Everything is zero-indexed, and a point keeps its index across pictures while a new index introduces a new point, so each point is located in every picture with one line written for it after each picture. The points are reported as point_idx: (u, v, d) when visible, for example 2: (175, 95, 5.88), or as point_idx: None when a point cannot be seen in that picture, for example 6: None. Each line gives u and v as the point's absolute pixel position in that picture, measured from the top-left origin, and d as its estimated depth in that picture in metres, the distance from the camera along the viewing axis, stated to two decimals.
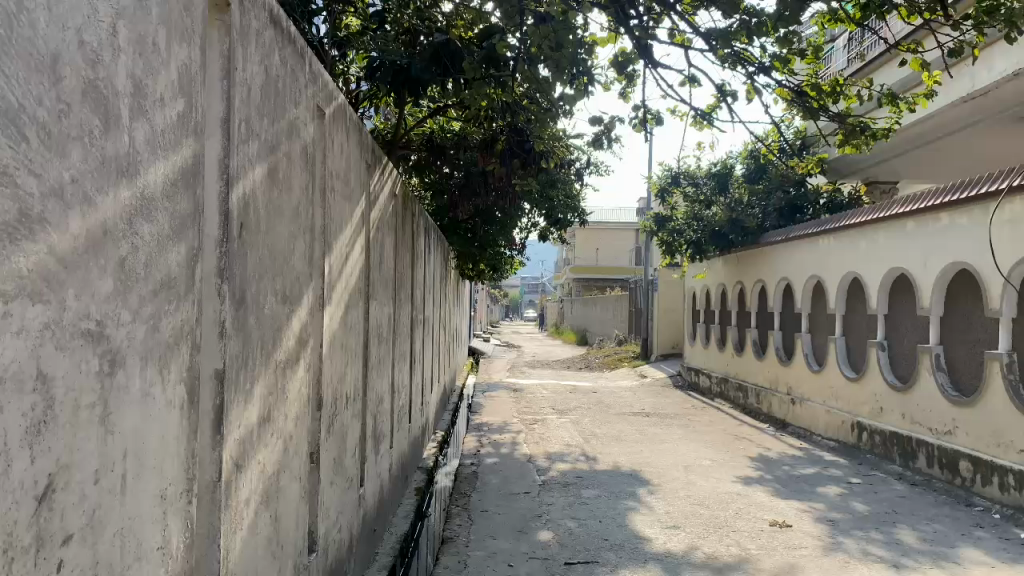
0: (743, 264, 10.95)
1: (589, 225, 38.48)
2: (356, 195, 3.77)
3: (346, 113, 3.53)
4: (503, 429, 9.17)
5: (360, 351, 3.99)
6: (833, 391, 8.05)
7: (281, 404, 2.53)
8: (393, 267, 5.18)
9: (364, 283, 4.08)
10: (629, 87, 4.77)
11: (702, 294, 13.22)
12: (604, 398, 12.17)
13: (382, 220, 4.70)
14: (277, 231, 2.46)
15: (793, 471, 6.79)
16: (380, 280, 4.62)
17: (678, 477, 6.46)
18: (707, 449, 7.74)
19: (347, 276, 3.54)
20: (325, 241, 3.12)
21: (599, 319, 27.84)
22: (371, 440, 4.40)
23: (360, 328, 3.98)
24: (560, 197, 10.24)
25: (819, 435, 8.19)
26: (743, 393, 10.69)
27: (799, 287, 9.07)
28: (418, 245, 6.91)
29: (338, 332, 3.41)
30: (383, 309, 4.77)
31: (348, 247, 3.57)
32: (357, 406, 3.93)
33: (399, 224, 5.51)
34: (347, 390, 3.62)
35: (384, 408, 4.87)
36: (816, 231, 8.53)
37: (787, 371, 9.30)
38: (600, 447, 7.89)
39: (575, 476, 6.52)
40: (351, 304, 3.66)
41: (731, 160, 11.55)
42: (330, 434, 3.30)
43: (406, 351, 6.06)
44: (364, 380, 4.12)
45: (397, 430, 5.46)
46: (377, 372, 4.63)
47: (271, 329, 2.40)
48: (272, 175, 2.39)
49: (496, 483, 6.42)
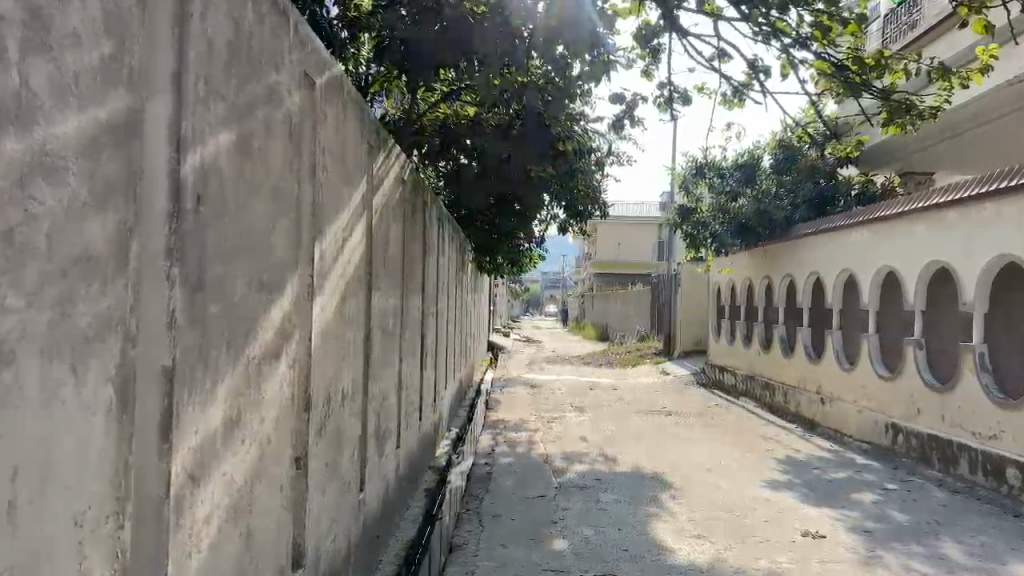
0: (770, 258, 10.55)
1: (610, 220, 38.09)
2: (355, 177, 3.47)
3: (344, 86, 3.23)
4: (520, 427, 8.87)
5: (360, 347, 3.70)
6: (865, 390, 7.66)
7: (255, 406, 2.24)
8: (400, 257, 4.90)
9: (365, 273, 3.79)
10: (654, 63, 4.44)
11: (727, 289, 12.83)
12: (625, 396, 11.83)
13: (388, 206, 4.41)
14: (252, 210, 2.17)
15: (823, 475, 6.43)
16: (384, 269, 4.33)
17: (702, 481, 6.13)
18: (733, 451, 7.39)
19: (343, 265, 3.25)
20: (315, 225, 2.83)
21: (621, 314, 27.48)
22: (373, 442, 4.12)
23: (360, 322, 3.69)
24: (581, 189, 9.91)
25: (850, 437, 7.81)
26: (769, 392, 10.32)
27: (829, 281, 8.69)
28: (431, 236, 6.63)
29: (332, 325, 3.12)
30: (388, 301, 4.48)
31: (345, 233, 3.28)
32: (357, 405, 3.64)
33: (408, 210, 5.23)
34: (343, 388, 3.34)
35: (390, 406, 4.59)
36: (850, 223, 8.13)
37: (816, 369, 8.92)
38: (620, 447, 7.56)
39: (594, 478, 6.21)
40: (348, 296, 3.38)
41: (758, 151, 11.14)
42: (321, 437, 3.01)
43: (416, 345, 5.78)
44: (365, 376, 3.84)
45: (404, 429, 5.18)
46: (382, 367, 4.35)
47: (243, 320, 2.11)
48: (244, 146, 2.10)
49: (510, 485, 6.13)
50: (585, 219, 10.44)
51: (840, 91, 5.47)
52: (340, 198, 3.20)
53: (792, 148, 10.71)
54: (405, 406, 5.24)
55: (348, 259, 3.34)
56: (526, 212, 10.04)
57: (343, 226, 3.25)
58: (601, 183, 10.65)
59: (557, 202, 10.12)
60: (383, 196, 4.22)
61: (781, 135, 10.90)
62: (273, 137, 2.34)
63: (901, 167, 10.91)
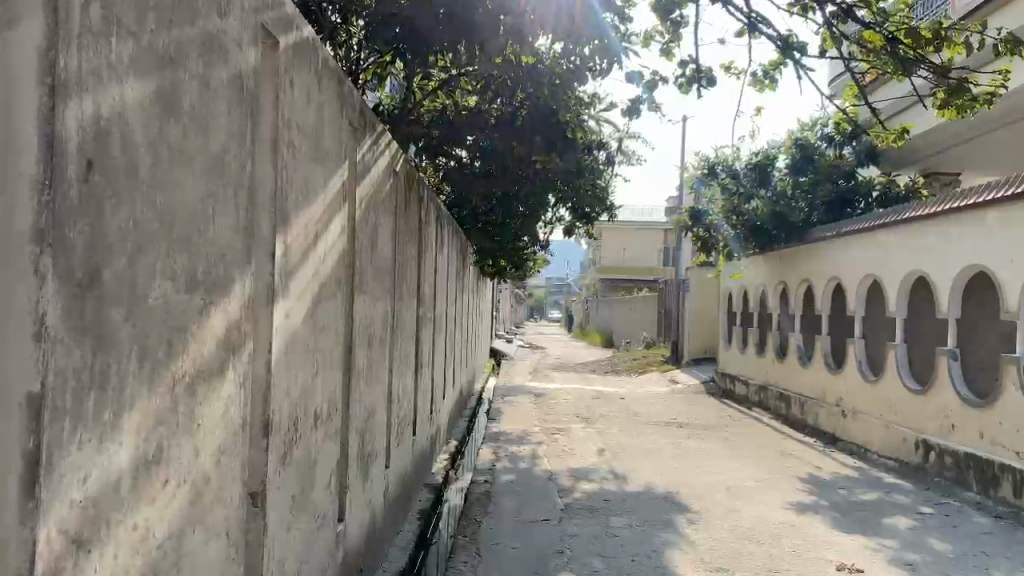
0: (785, 262, 10.07)
1: (615, 225, 37.65)
2: (331, 159, 3.00)
3: (316, 53, 2.79)
4: (523, 440, 8.39)
5: (340, 358, 3.24)
6: (891, 404, 7.17)
7: (187, 437, 1.77)
8: (392, 256, 4.44)
9: (346, 272, 3.32)
10: (676, 41, 3.99)
11: (738, 295, 12.36)
12: (633, 406, 11.34)
13: (377, 199, 3.95)
14: (178, 186, 1.70)
15: (850, 495, 5.95)
16: (372, 270, 3.87)
17: (719, 502, 5.65)
18: (750, 467, 6.91)
19: (314, 262, 2.78)
20: (275, 211, 2.36)
21: (627, 321, 27.00)
22: (357, 463, 3.65)
23: (340, 328, 3.22)
24: (587, 188, 9.46)
25: (874, 453, 7.33)
26: (784, 403, 9.84)
27: (851, 287, 8.21)
28: (428, 236, 6.17)
29: (301, 333, 2.65)
30: (376, 305, 4.02)
31: (317, 221, 2.81)
32: (336, 424, 3.18)
33: (403, 205, 4.78)
34: (315, 407, 2.86)
35: (377, 421, 4.12)
36: (873, 224, 7.66)
37: (836, 380, 8.43)
38: (630, 463, 7.08)
39: (602, 499, 5.74)
40: (323, 297, 2.91)
41: (773, 150, 10.66)
42: (286, 465, 2.53)
43: (410, 352, 5.32)
44: (346, 390, 3.38)
45: (395, 445, 4.72)
46: (368, 380, 3.87)
47: (166, 326, 1.64)
48: (168, 103, 1.64)
49: (512, 507, 5.66)
50: (591, 221, 9.99)
51: (892, 67, 5.08)
52: (309, 182, 2.72)
53: (811, 146, 10.30)
54: (397, 421, 4.77)
55: (322, 253, 2.87)
56: (531, 213, 9.58)
57: (314, 215, 2.78)
58: (609, 182, 10.19)
59: (563, 202, 9.67)
60: (371, 185, 3.76)
61: (798, 134, 10.48)
62: (212, 98, 1.87)
63: (924, 169, 10.42)
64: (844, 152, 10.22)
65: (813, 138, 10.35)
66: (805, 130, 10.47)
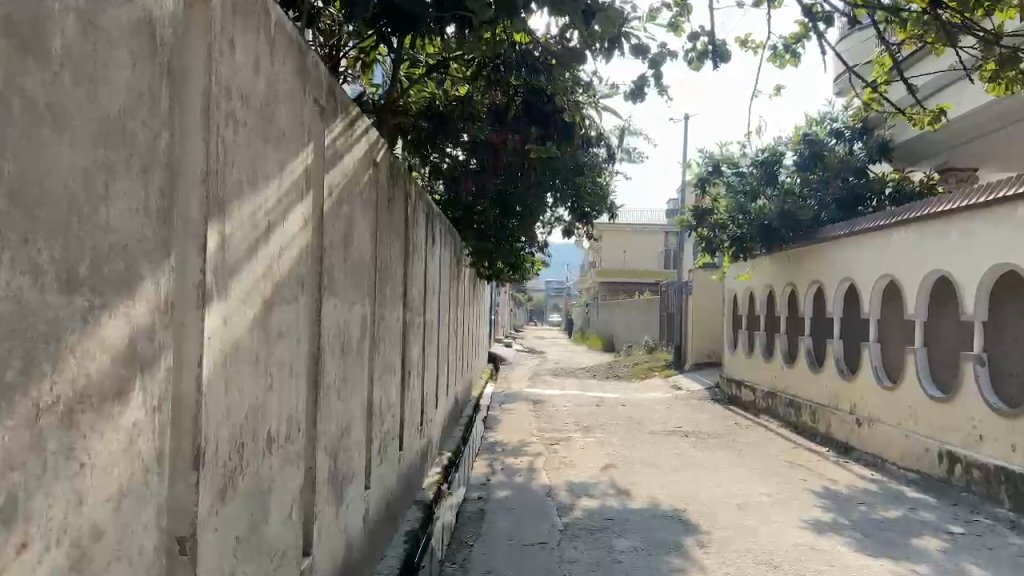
0: (793, 263, 9.66)
1: (615, 229, 37.22)
2: (289, 139, 2.58)
3: (265, 11, 2.36)
4: (520, 451, 7.96)
5: (303, 371, 2.81)
6: (911, 412, 6.74)
7: (62, 484, 1.34)
8: (371, 255, 4.02)
9: (310, 271, 2.90)
10: (685, 12, 3.57)
11: (744, 297, 11.95)
12: (635, 413, 10.91)
13: (351, 191, 3.53)
14: (44, 152, 1.29)
15: (871, 512, 5.53)
16: (346, 268, 3.46)
17: (731, 520, 5.24)
18: (761, 480, 6.48)
19: (263, 258, 2.34)
20: (208, 196, 1.94)
21: (628, 325, 26.56)
22: (327, 489, 3.22)
23: (303, 336, 2.79)
24: (587, 186, 9.04)
25: (893, 464, 6.90)
26: (794, 409, 9.41)
27: (864, 289, 7.79)
28: (417, 237, 5.76)
29: (247, 342, 2.22)
30: (352, 309, 3.60)
31: (268, 211, 2.38)
32: (298, 445, 2.76)
33: (385, 201, 4.37)
34: (268, 429, 2.43)
35: (355, 440, 3.69)
36: (889, 221, 7.25)
37: (850, 386, 8.00)
38: (633, 477, 6.64)
39: (604, 518, 5.31)
40: (278, 300, 2.48)
41: (780, 146, 10.22)
42: (228, 502, 2.10)
43: (395, 360, 4.90)
44: (312, 406, 2.96)
45: (378, 463, 4.30)
46: (343, 392, 3.45)
47: (16, 337, 1.22)
48: (22, 39, 1.22)
49: (507, 527, 5.22)
50: (591, 221, 9.57)
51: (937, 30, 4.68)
52: (257, 165, 2.29)
53: (819, 143, 9.90)
54: (380, 437, 4.34)
55: (273, 249, 2.44)
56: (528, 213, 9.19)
57: (263, 202, 2.35)
58: (609, 182, 9.78)
59: (561, 201, 9.27)
60: (343, 174, 3.34)
61: (805, 130, 10.08)
62: (107, 45, 1.46)
63: (939, 165, 10.00)
64: (853, 149, 9.84)
65: (821, 134, 9.96)
66: (813, 125, 10.08)
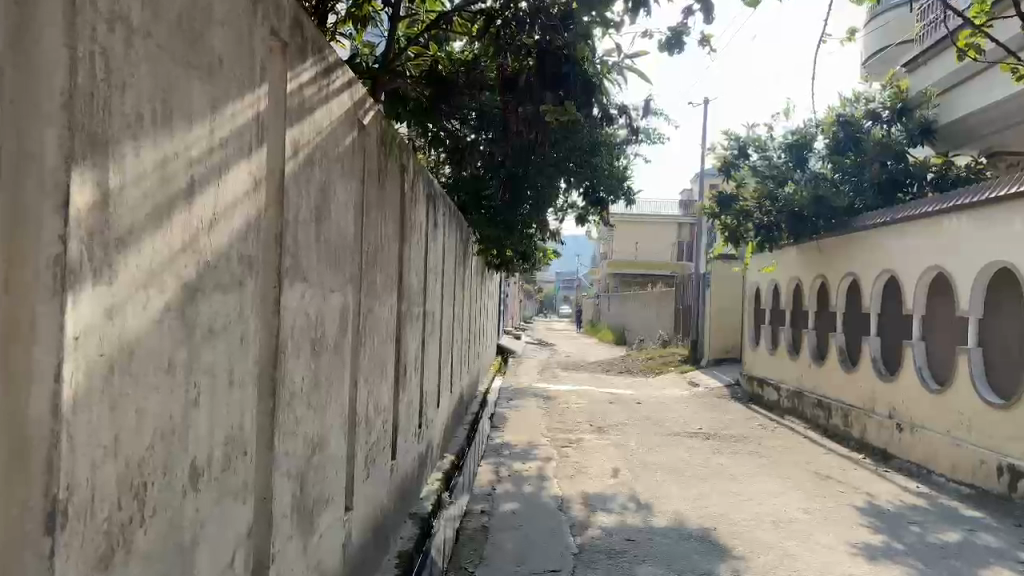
0: (824, 254, 8.97)
1: (627, 220, 36.42)
2: (228, 69, 1.95)
3: None
4: (529, 454, 7.35)
5: (251, 380, 2.17)
6: (963, 420, 6.09)
7: None
8: (356, 234, 3.39)
9: (263, 251, 2.27)
10: None
11: (767, 290, 11.27)
12: (651, 412, 10.28)
13: (328, 152, 2.89)
14: None
15: (925, 534, 4.89)
16: (319, 250, 2.82)
17: (768, 543, 4.61)
18: (796, 494, 5.85)
19: (180, 229, 1.71)
20: (77, 130, 1.33)
21: (642, 318, 25.82)
22: (290, 523, 2.59)
23: (251, 334, 2.16)
24: (603, 169, 8.39)
25: (941, 476, 6.25)
26: (823, 412, 8.76)
27: (907, 282, 7.12)
28: (416, 219, 5.14)
29: (154, 342, 1.60)
30: (329, 298, 2.97)
31: (191, 164, 1.75)
32: (244, 474, 2.14)
33: (375, 172, 3.74)
34: (191, 460, 1.80)
35: (332, 457, 3.08)
36: (941, 208, 6.55)
37: (889, 388, 7.35)
38: (652, 487, 6.01)
39: (625, 539, 4.68)
40: (207, 288, 1.85)
41: (811, 129, 9.53)
42: (118, 570, 1.48)
43: (388, 358, 4.27)
44: (265, 419, 2.34)
45: (363, 479, 3.68)
46: (314, 402, 2.82)
47: None
48: None
49: (513, 549, 4.60)
50: (606, 208, 8.93)
51: None
52: (173, 98, 1.65)
53: (853, 124, 9.22)
54: (366, 449, 3.73)
55: (199, 217, 1.80)
56: (539, 197, 8.56)
57: (183, 150, 1.71)
58: (627, 164, 9.14)
59: (575, 185, 8.61)
60: (315, 131, 2.71)
61: (840, 110, 9.35)
62: None
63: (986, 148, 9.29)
64: (890, 131, 9.15)
65: (858, 115, 9.29)
66: (848, 105, 9.35)
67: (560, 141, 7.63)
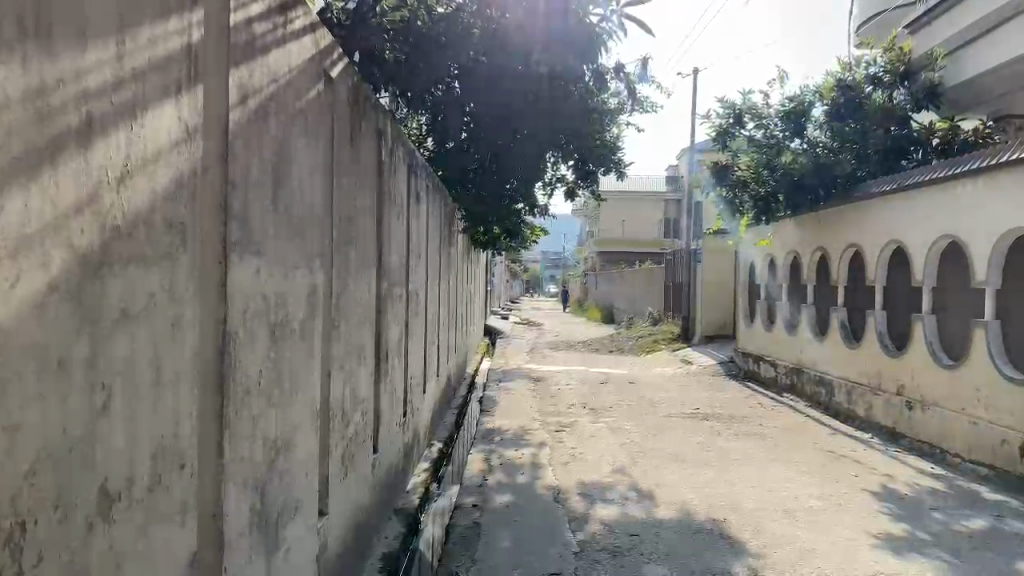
0: (824, 226, 8.62)
1: (613, 197, 35.97)
2: None
3: None
4: (521, 439, 6.97)
5: (187, 376, 1.76)
6: (980, 397, 5.75)
7: None
8: (325, 202, 2.96)
9: (202, 217, 1.85)
10: None
11: (763, 264, 10.92)
12: (645, 392, 9.92)
13: (286, 103, 2.47)
14: None
15: (949, 520, 4.56)
16: (280, 220, 2.40)
17: (784, 536, 4.26)
18: (806, 479, 5.50)
19: (72, 182, 1.29)
20: None
21: (630, 295, 25.46)
22: (250, 544, 2.19)
23: (187, 320, 1.74)
24: (596, 138, 7.99)
25: (957, 456, 5.94)
26: (825, 388, 8.46)
27: (916, 253, 6.75)
28: (396, 191, 4.70)
29: (28, 332, 1.19)
30: (292, 278, 2.55)
31: (86, 98, 1.32)
32: (183, 489, 1.73)
33: (347, 136, 3.32)
34: (100, 483, 1.39)
35: (300, 460, 2.67)
36: (953, 172, 6.19)
37: (896, 364, 7.02)
38: (652, 475, 5.65)
39: (630, 535, 4.32)
40: (116, 263, 1.43)
41: (809, 95, 9.12)
42: None
43: (367, 340, 3.86)
44: (211, 421, 1.92)
45: (340, 479, 3.28)
46: (276, 399, 2.41)
47: None
48: None
49: (509, 548, 4.22)
50: (596, 179, 8.55)
51: None
52: (52, 1, 1.22)
53: (855, 90, 8.77)
54: (342, 446, 3.32)
55: (103, 168, 1.38)
56: (527, 168, 8.13)
57: (72, 78, 1.29)
58: (619, 134, 8.69)
59: (564, 156, 8.19)
60: (268, 77, 2.29)
61: (839, 74, 8.93)
62: None
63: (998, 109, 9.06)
64: (894, 95, 8.79)
65: (858, 80, 8.80)
66: (848, 70, 8.92)
67: (549, 109, 7.20)
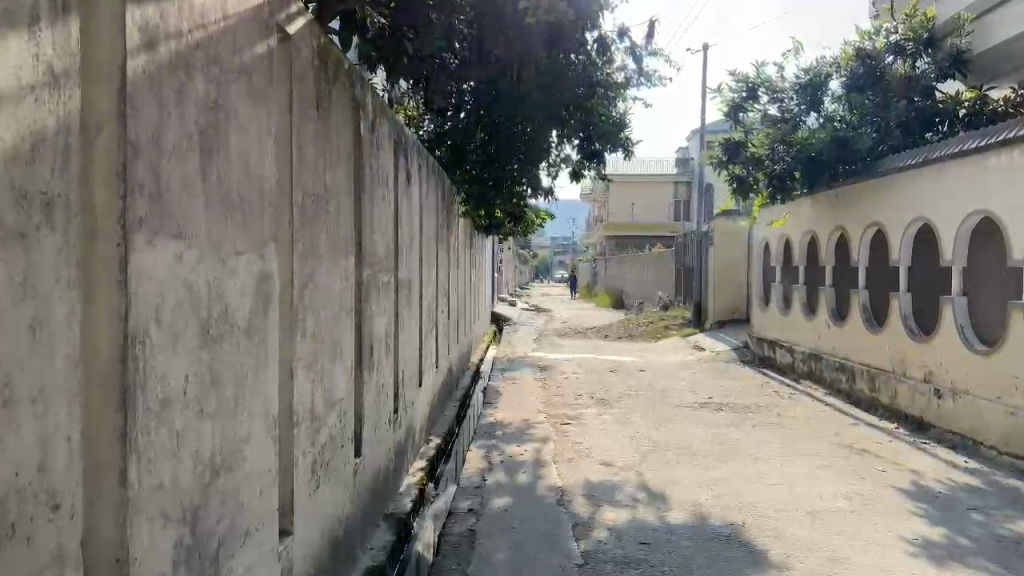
0: (844, 204, 8.17)
1: (622, 180, 35.42)
2: None
3: None
4: (523, 434, 6.60)
5: (62, 391, 1.37)
6: (1016, 383, 5.33)
7: None
8: (279, 176, 2.55)
9: (85, 189, 1.45)
10: None
11: (778, 245, 10.48)
12: (655, 381, 9.53)
13: (219, 55, 2.05)
14: None
15: (989, 522, 4.16)
16: (212, 193, 2.00)
17: (808, 543, 3.87)
18: (828, 475, 5.10)
19: None
20: None
21: (641, 279, 24.99)
22: None
23: (58, 319, 1.36)
24: (602, 115, 7.59)
25: (992, 448, 5.53)
26: (845, 375, 8.04)
27: (944, 230, 6.31)
28: (380, 168, 4.31)
29: None
30: (234, 264, 2.15)
31: None
32: (59, 532, 1.35)
33: (310, 100, 2.90)
34: None
35: (250, 477, 2.29)
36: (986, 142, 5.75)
37: (922, 349, 6.60)
38: (662, 472, 5.27)
39: (638, 543, 3.94)
40: None
41: (826, 66, 8.66)
42: None
43: (344, 332, 3.47)
44: (109, 446, 1.53)
45: (309, 490, 2.90)
46: (211, 409, 2.01)
47: None
48: None
49: (505, 560, 3.85)
50: (601, 158, 8.12)
51: None
52: None
53: (876, 59, 8.34)
54: (312, 455, 2.93)
55: None
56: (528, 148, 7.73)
57: None
58: (625, 109, 8.25)
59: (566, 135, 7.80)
60: (191, 21, 1.88)
61: (858, 44, 8.47)
62: None
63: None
64: (916, 65, 8.36)
65: (878, 49, 8.35)
66: (867, 39, 8.45)
67: (548, 82, 6.81)
